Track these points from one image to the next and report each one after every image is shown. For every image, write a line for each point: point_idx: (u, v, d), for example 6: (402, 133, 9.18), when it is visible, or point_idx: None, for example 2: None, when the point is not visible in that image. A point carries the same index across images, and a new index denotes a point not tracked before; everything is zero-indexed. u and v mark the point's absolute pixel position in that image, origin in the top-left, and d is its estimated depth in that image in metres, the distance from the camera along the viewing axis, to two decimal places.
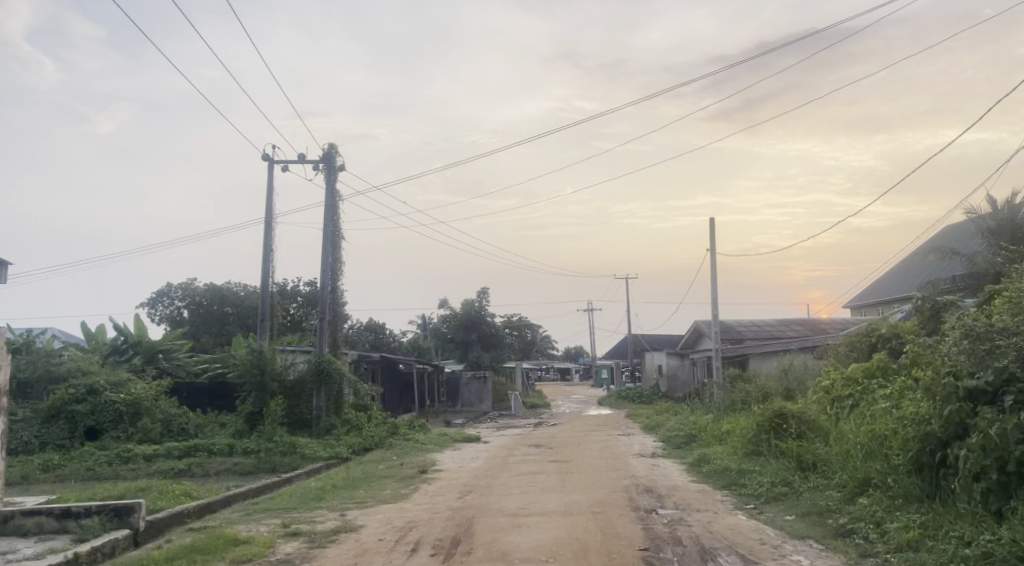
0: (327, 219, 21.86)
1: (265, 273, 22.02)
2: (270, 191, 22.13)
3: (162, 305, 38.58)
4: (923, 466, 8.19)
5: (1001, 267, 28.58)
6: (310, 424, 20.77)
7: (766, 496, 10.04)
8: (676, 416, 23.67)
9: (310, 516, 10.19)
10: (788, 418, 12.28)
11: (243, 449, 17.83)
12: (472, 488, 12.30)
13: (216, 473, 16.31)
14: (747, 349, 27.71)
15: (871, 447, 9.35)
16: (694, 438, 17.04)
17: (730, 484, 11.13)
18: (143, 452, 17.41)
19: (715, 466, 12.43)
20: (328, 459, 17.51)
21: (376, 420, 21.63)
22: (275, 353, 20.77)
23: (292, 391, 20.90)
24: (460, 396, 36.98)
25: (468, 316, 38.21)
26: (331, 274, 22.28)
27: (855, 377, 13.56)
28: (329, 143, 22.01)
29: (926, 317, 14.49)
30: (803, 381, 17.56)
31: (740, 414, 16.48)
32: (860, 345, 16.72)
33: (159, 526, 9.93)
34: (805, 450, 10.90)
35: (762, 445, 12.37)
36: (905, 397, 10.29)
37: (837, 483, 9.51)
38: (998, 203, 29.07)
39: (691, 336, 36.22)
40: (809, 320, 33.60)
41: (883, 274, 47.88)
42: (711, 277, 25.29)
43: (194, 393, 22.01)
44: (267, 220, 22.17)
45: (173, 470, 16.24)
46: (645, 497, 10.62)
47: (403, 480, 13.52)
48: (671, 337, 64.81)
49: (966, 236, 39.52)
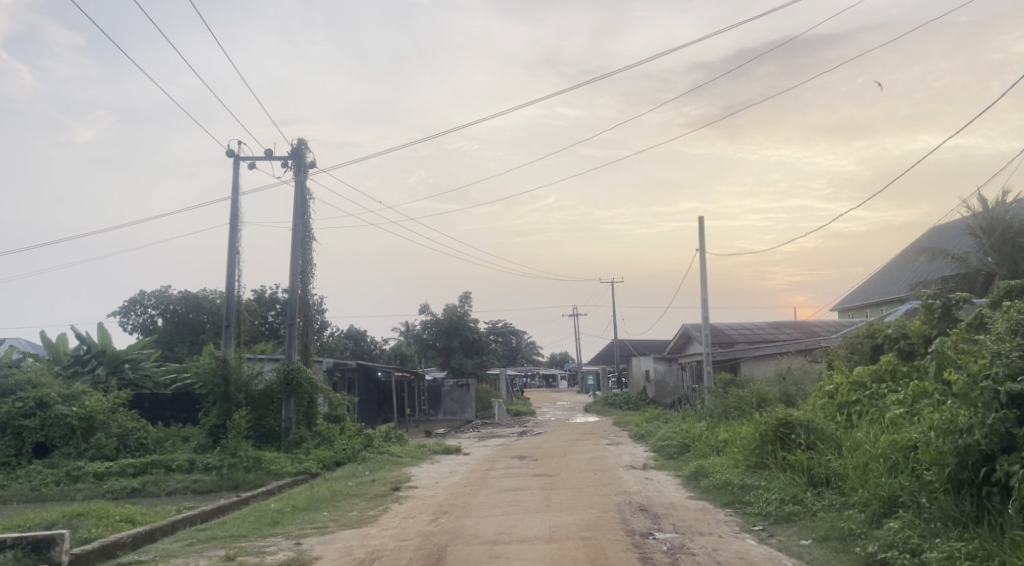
0: (297, 218, 20.66)
1: (231, 275, 20.74)
2: (236, 191, 20.90)
3: (134, 313, 37.07)
4: (961, 483, 7.08)
5: (994, 266, 27.60)
6: (279, 437, 19.49)
7: (775, 516, 8.92)
8: (666, 423, 22.49)
9: (260, 546, 8.97)
10: (791, 427, 11.12)
11: (204, 465, 16.56)
12: (448, 508, 11.09)
13: (173, 493, 15.06)
14: (740, 354, 26.61)
15: (898, 464, 8.24)
16: (688, 447, 15.91)
17: (734, 502, 10.00)
18: (93, 469, 16.11)
19: (714, 480, 11.30)
20: (295, 475, 16.28)
21: (350, 432, 20.34)
22: (241, 361, 19.49)
23: (259, 401, 19.65)
24: (441, 405, 35.64)
25: (450, 323, 36.86)
26: (301, 277, 20.98)
27: (862, 382, 12.56)
28: (298, 139, 20.80)
29: (936, 317, 13.42)
30: (802, 387, 16.48)
31: (737, 423, 15.38)
32: (864, 348, 15.66)
33: (86, 561, 8.72)
34: (816, 463, 9.79)
35: (766, 458, 11.25)
36: (928, 405, 9.18)
37: (855, 501, 8.38)
38: (990, 202, 28.11)
39: (679, 340, 35.15)
40: (800, 323, 32.61)
41: (873, 277, 46.96)
42: (701, 279, 24.19)
43: (157, 405, 20.70)
44: (231, 222, 20.93)
45: (126, 490, 14.99)
46: (640, 519, 9.47)
47: (372, 499, 12.30)
48: (659, 342, 63.78)
49: (957, 235, 38.62)
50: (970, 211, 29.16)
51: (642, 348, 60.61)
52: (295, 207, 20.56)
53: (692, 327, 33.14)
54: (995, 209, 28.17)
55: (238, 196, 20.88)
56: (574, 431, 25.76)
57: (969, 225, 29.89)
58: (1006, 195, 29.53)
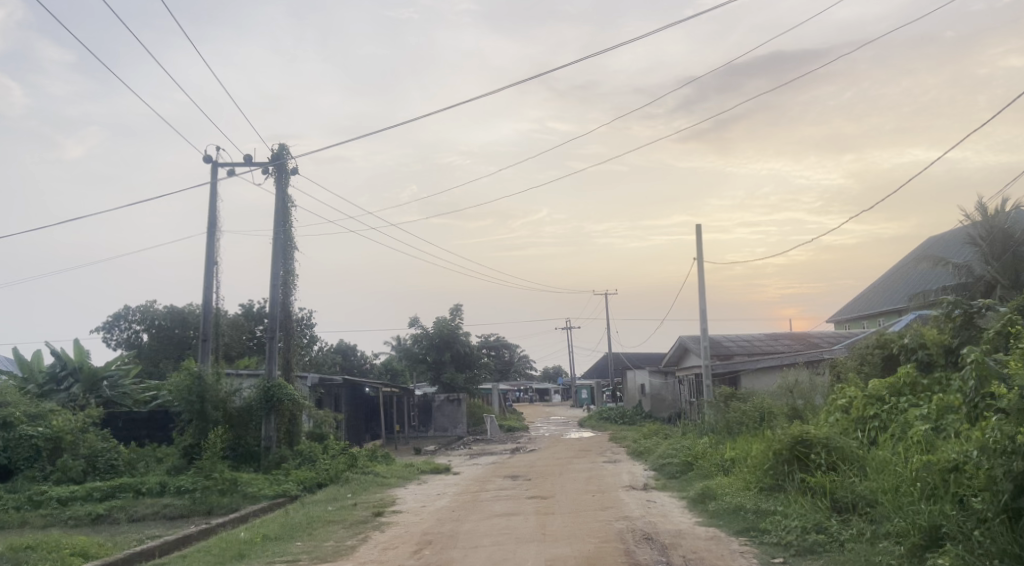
0: (277, 227, 19.69)
1: (208, 287, 19.78)
2: (213, 198, 19.95)
3: (119, 329, 35.89)
4: (1020, 513, 6.22)
5: (995, 274, 26.79)
6: (259, 457, 18.47)
7: (797, 547, 7.99)
8: (665, 439, 21.53)
9: None
10: (808, 445, 10.10)
11: (177, 488, 15.53)
12: (432, 537, 10.09)
13: (141, 519, 14.08)
14: (741, 366, 25.69)
15: (937, 489, 7.33)
16: (691, 465, 14.95)
17: (747, 529, 9.05)
18: (57, 494, 15.09)
19: (724, 504, 10.33)
20: (273, 498, 15.31)
21: (334, 451, 19.31)
22: (218, 377, 18.48)
23: (238, 419, 18.62)
24: (432, 420, 35.32)
25: (440, 336, 35.68)
26: (282, 287, 19.95)
27: (879, 396, 11.65)
28: (280, 144, 19.86)
29: (957, 325, 12.43)
30: (811, 400, 15.57)
31: (745, 439, 14.43)
32: (876, 360, 14.71)
33: None
34: (839, 486, 8.84)
35: (779, 478, 10.27)
36: (971, 427, 8.25)
37: (888, 531, 7.47)
38: (990, 210, 27.43)
39: (675, 353, 34.18)
40: (800, 333, 31.76)
41: (871, 288, 46.31)
42: (699, 289, 23.29)
43: (131, 423, 19.67)
44: (209, 230, 19.98)
45: (91, 517, 14.01)
46: (645, 550, 8.53)
47: (352, 526, 11.32)
48: (654, 356, 62.87)
49: (957, 244, 37.97)
50: (969, 219, 28.46)
51: (637, 361, 59.75)
52: (275, 215, 19.62)
53: (690, 339, 32.21)
54: (995, 217, 27.45)
55: (216, 204, 19.94)
56: (568, 448, 24.79)
57: (968, 233, 29.19)
58: (1008, 202, 28.85)
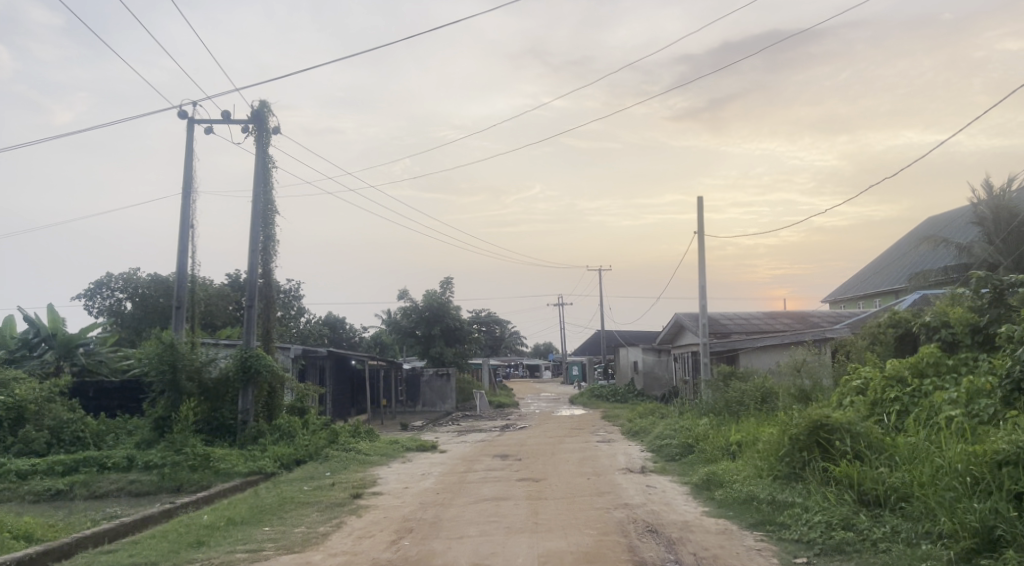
0: (258, 187, 18.59)
1: (183, 251, 18.72)
2: (189, 157, 18.82)
3: (100, 297, 34.72)
4: None
5: (998, 257, 25.90)
6: (234, 430, 17.54)
7: (823, 545, 7.08)
8: (661, 419, 20.69)
9: None
10: (829, 433, 9.13)
11: (145, 463, 14.54)
12: (413, 525, 9.15)
13: (104, 495, 13.15)
14: (740, 345, 24.77)
15: (988, 485, 6.44)
16: (691, 448, 14.05)
17: (763, 523, 8.14)
18: (16, 467, 14.10)
19: (734, 492, 9.42)
20: (247, 476, 14.38)
21: (314, 427, 18.33)
22: (192, 345, 17.40)
23: (213, 391, 17.57)
24: (420, 396, 33.84)
25: (430, 309, 34.83)
26: (261, 253, 18.87)
27: (899, 377, 10.71)
28: (260, 101, 18.73)
29: (985, 303, 11.49)
30: (819, 380, 14.64)
31: (749, 423, 13.52)
32: (889, 340, 13.79)
33: None
34: (866, 476, 7.94)
35: (796, 467, 9.35)
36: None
37: (935, 531, 6.57)
38: (996, 189, 26.50)
39: (669, 331, 33.22)
40: (798, 312, 30.83)
41: (868, 267, 45.61)
42: (699, 264, 22.32)
43: (102, 394, 18.66)
44: (186, 190, 18.88)
45: (48, 493, 13.04)
46: (650, 545, 7.60)
47: (328, 510, 10.38)
48: (645, 333, 62.21)
49: (958, 225, 37.13)
50: (975, 199, 27.54)
51: (630, 338, 59.22)
52: (256, 175, 18.51)
53: (685, 316, 31.27)
54: (1001, 196, 26.55)
55: (192, 163, 18.81)
56: (560, 426, 23.94)
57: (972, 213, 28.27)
58: (1015, 181, 27.95)
